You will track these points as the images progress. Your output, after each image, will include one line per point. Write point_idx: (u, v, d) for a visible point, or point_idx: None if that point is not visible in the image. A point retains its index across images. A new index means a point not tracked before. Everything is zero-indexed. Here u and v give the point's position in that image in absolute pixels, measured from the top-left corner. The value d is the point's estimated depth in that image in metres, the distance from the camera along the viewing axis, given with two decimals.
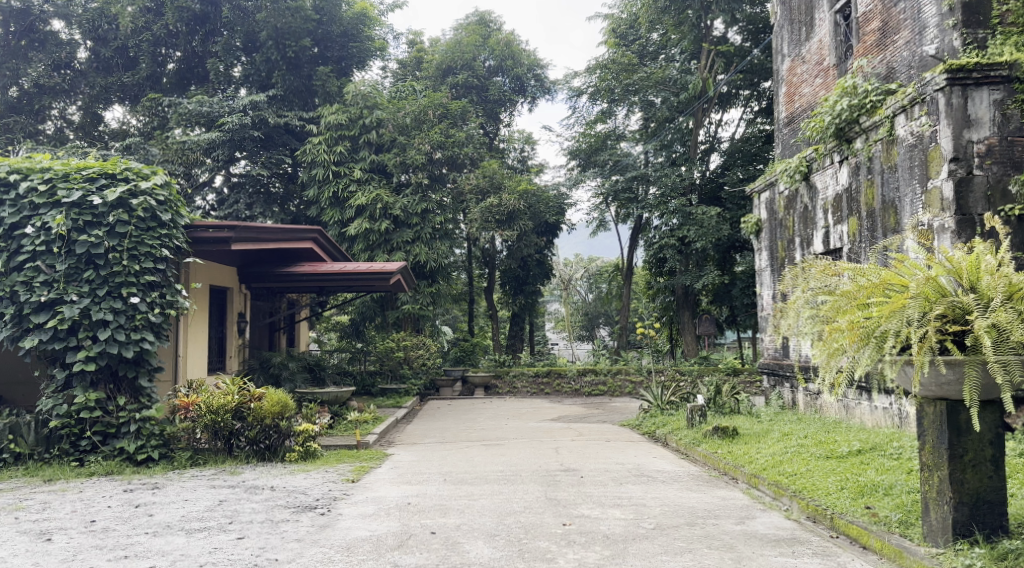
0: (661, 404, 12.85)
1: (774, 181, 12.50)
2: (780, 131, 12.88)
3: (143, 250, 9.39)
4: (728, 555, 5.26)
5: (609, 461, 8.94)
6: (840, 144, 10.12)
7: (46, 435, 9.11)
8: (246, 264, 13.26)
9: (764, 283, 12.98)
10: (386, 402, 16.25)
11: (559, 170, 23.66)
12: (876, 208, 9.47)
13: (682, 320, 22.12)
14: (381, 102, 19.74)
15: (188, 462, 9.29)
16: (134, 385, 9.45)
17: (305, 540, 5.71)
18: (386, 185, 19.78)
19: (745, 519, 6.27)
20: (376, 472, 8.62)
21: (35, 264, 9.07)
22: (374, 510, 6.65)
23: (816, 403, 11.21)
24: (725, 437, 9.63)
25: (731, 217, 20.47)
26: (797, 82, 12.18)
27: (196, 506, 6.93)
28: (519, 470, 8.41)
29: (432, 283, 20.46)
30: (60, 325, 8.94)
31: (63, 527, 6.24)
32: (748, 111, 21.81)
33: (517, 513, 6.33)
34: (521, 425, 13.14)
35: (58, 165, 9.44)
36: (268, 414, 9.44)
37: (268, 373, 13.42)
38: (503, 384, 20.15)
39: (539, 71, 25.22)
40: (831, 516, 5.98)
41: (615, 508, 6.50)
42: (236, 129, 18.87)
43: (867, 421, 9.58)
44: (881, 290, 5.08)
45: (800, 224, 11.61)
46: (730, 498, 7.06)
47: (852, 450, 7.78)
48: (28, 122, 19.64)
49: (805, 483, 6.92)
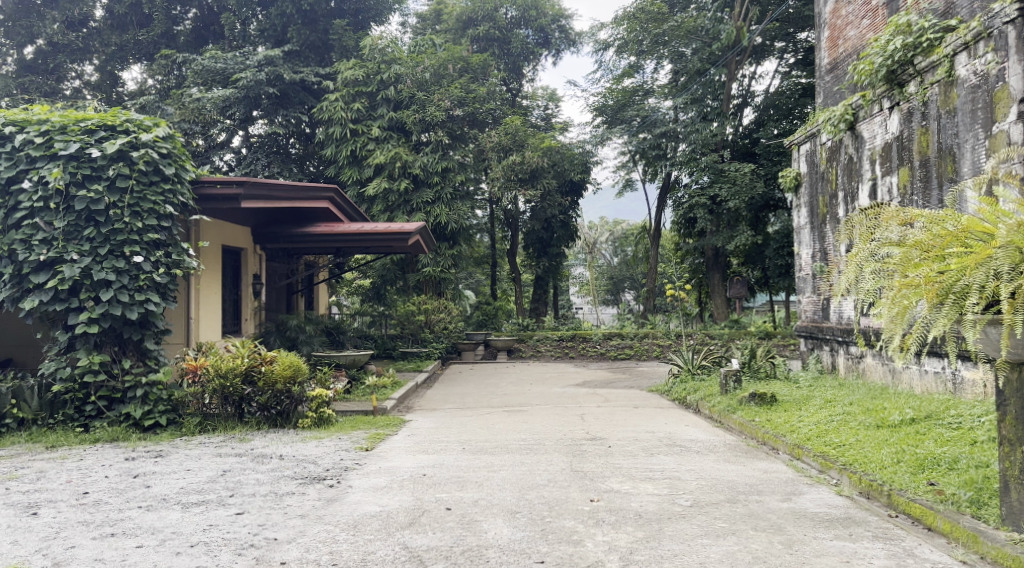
0: (692, 368, 12.24)
1: (815, 132, 11.75)
2: (821, 78, 12.14)
3: (146, 207, 8.90)
4: (777, 539, 4.68)
5: (638, 430, 8.38)
6: (890, 88, 9.45)
7: (50, 399, 8.72)
8: (261, 223, 12.71)
9: (803, 241, 12.31)
10: (407, 366, 15.83)
11: (584, 127, 22.74)
12: (931, 157, 8.77)
13: (711, 282, 21.48)
14: (400, 56, 19.12)
15: (196, 428, 8.84)
16: (140, 347, 9.05)
17: (309, 516, 5.22)
18: (405, 143, 19.16)
19: (791, 495, 5.69)
20: (392, 440, 8.12)
21: (33, 221, 8.62)
22: (387, 482, 6.16)
23: (858, 366, 10.53)
24: (763, 405, 9.01)
25: (765, 174, 19.76)
26: (841, 25, 11.39)
27: (197, 477, 6.46)
28: (543, 439, 7.87)
29: (453, 245, 19.86)
30: (60, 285, 8.50)
31: (53, 500, 5.80)
32: (784, 63, 21.02)
33: (540, 487, 5.80)
34: (545, 390, 12.63)
35: (56, 116, 8.95)
36: (280, 378, 8.96)
37: (284, 336, 12.89)
38: (526, 348, 19.62)
39: (564, 22, 24.24)
40: (889, 493, 5.41)
41: (646, 482, 5.95)
42: (251, 86, 18.24)
43: (916, 387, 8.95)
44: (962, 239, 4.45)
45: (843, 176, 10.89)
46: (773, 471, 6.47)
47: (905, 419, 7.14)
48: (44, 81, 19.17)
49: (855, 456, 6.32)
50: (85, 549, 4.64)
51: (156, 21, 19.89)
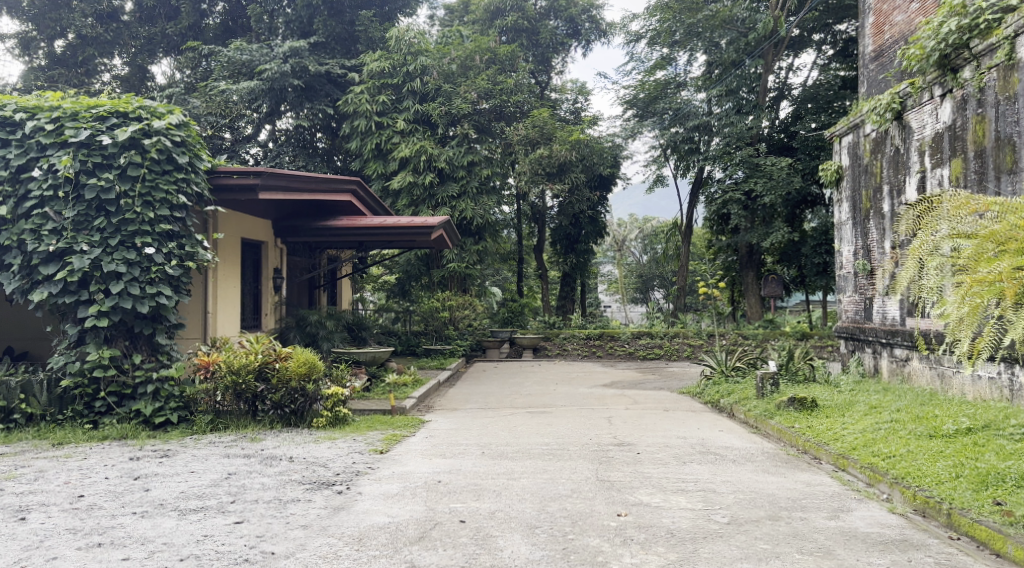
0: (725, 370, 11.69)
1: (858, 123, 11.18)
2: (865, 67, 11.57)
3: (158, 197, 8.57)
4: (827, 564, 4.21)
5: (669, 435, 7.90)
6: (944, 73, 8.92)
7: (59, 395, 8.40)
8: (282, 217, 12.36)
9: (844, 238, 11.75)
10: (430, 363, 15.48)
11: (614, 120, 22.21)
12: (988, 146, 8.24)
13: (745, 281, 20.92)
14: (427, 48, 18.74)
15: (207, 427, 8.48)
16: (151, 342, 8.72)
17: (312, 527, 4.82)
18: (431, 136, 18.78)
19: (839, 512, 5.18)
20: (408, 442, 7.70)
21: (43, 210, 8.31)
22: (398, 489, 5.74)
23: (903, 370, 9.94)
24: (803, 410, 8.49)
25: (803, 169, 19.13)
26: (888, 10, 10.81)
27: (199, 480, 6.09)
28: (567, 444, 7.41)
29: (479, 240, 19.43)
30: (70, 277, 8.19)
31: (45, 503, 5.44)
32: (822, 56, 20.53)
33: (562, 499, 5.35)
34: (571, 391, 12.16)
35: (67, 102, 8.63)
36: (294, 375, 8.61)
37: (304, 332, 12.49)
38: (552, 346, 19.17)
39: (595, 13, 23.65)
40: (949, 511, 4.95)
41: (679, 495, 5.48)
42: (276, 78, 17.91)
43: (968, 393, 8.40)
44: None
45: (889, 169, 10.33)
46: (817, 483, 5.97)
47: (961, 428, 6.59)
48: (73, 74, 19.04)
49: (907, 468, 5.81)
50: (67, 562, 4.29)
51: (184, 14, 19.69)
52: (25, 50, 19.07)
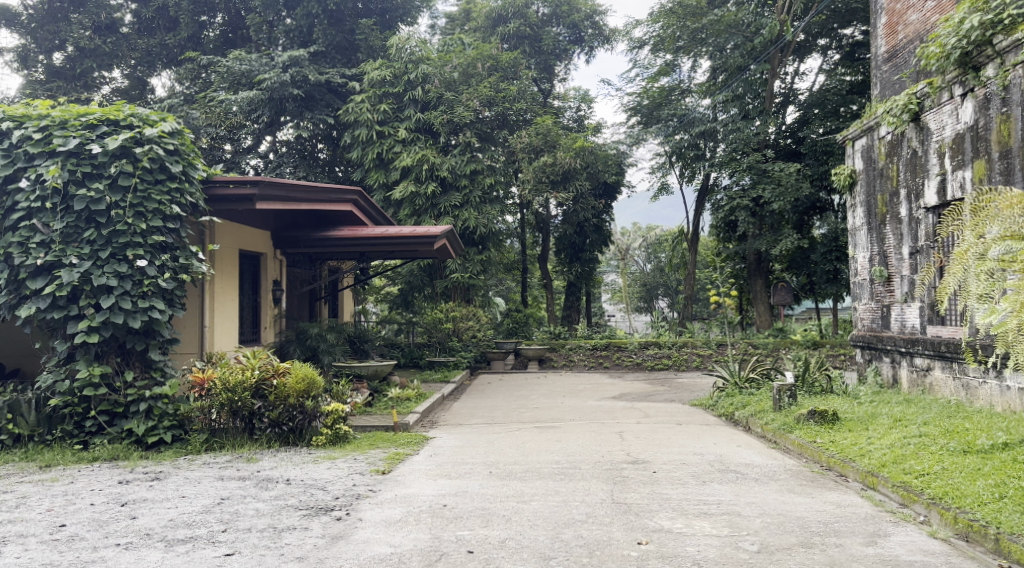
0: (738, 382, 11.31)
1: (873, 126, 10.83)
2: (878, 68, 11.23)
3: (151, 207, 8.21)
4: None
5: (684, 451, 7.53)
6: (964, 72, 8.58)
7: (48, 414, 8.07)
8: (282, 227, 12.00)
9: (860, 243, 11.38)
10: (433, 376, 15.11)
11: (617, 128, 21.98)
12: (1014, 146, 7.88)
13: (753, 289, 20.56)
14: (428, 56, 18.46)
15: (202, 446, 8.12)
16: (144, 358, 8.34)
17: (308, 560, 4.47)
18: (433, 144, 18.45)
19: (875, 537, 4.81)
20: (412, 462, 7.33)
21: (30, 222, 7.99)
22: (401, 515, 5.38)
23: (925, 381, 9.56)
24: (824, 423, 8.11)
25: (811, 174, 18.88)
26: (902, 9, 10.49)
27: (190, 506, 5.73)
28: (579, 462, 7.04)
29: (482, 250, 19.08)
30: (58, 292, 7.85)
31: (23, 535, 5.09)
32: (829, 60, 20.30)
33: (576, 525, 4.99)
34: (579, 404, 11.79)
35: (56, 110, 8.31)
36: (293, 392, 8.26)
37: (304, 345, 11.99)
38: (558, 357, 18.78)
39: (598, 19, 23.41)
40: (997, 537, 4.59)
41: (701, 519, 5.11)
42: (275, 87, 17.56)
43: (997, 404, 8.03)
44: None
45: (906, 173, 9.98)
46: (848, 504, 5.60)
47: (997, 444, 6.22)
48: (72, 87, 18.74)
49: (945, 487, 5.44)
50: None
51: (182, 25, 19.47)
52: (23, 63, 18.74)
